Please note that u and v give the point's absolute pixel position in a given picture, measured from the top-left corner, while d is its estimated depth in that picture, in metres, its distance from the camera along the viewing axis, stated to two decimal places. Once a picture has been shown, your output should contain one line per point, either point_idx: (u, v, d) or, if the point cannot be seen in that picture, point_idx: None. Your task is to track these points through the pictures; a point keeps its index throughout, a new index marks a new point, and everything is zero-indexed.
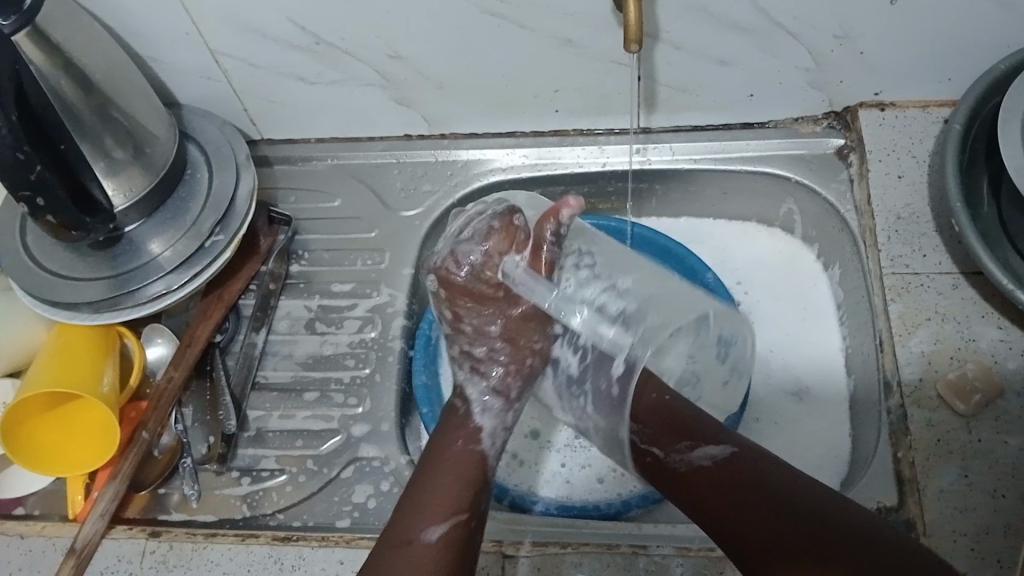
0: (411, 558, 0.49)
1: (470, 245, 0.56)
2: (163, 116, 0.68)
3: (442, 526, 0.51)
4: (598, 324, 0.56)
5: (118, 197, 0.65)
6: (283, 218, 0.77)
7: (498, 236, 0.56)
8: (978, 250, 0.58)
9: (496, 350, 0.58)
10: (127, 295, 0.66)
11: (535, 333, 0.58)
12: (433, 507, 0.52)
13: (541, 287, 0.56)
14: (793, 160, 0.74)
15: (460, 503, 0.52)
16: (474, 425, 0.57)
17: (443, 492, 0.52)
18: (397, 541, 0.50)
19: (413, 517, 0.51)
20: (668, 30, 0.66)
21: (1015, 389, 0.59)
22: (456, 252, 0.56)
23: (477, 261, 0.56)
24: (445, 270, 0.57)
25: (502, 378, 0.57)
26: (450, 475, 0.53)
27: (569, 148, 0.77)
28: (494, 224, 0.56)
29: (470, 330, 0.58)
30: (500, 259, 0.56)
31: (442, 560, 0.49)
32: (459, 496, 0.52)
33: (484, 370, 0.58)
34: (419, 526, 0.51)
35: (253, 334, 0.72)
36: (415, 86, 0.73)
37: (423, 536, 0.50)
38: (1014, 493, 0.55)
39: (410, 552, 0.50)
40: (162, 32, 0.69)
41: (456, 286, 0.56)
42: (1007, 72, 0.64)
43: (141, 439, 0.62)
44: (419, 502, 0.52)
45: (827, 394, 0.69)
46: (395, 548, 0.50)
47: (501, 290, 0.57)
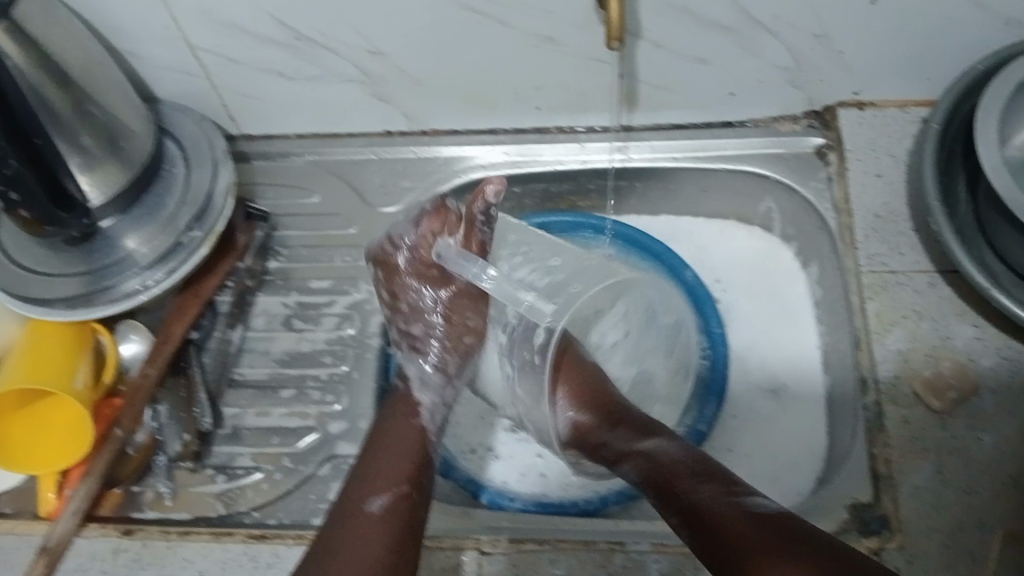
0: (360, 526, 0.51)
1: (406, 227, 0.61)
2: (140, 111, 0.67)
3: (386, 497, 0.52)
4: (516, 290, 0.58)
5: (94, 192, 0.64)
6: (260, 214, 0.76)
7: (431, 218, 0.60)
8: (954, 249, 0.59)
9: (432, 329, 0.62)
10: (101, 292, 0.66)
11: (468, 309, 0.62)
12: (380, 479, 0.53)
13: (469, 265, 0.59)
14: (773, 159, 0.74)
15: (404, 474, 0.54)
16: (416, 400, 0.60)
17: (391, 467, 0.54)
18: (346, 512, 0.52)
19: (361, 490, 0.53)
20: (647, 28, 0.66)
21: (990, 387, 0.59)
22: (394, 238, 0.62)
23: (413, 243, 0.61)
24: (383, 252, 0.62)
25: (440, 355, 0.61)
26: (397, 452, 0.55)
27: (549, 145, 0.77)
28: (428, 206, 0.60)
29: (407, 308, 0.62)
30: (432, 242, 0.60)
31: (389, 527, 0.51)
32: (403, 468, 0.54)
33: (421, 346, 0.62)
34: (366, 497, 0.53)
35: (228, 330, 0.72)
36: (395, 82, 0.73)
37: (368, 507, 0.52)
38: (987, 490, 0.55)
39: (358, 522, 0.51)
40: (139, 27, 0.68)
41: (396, 269, 0.62)
42: (984, 73, 0.64)
43: (115, 436, 0.62)
44: (366, 475, 0.54)
45: (804, 393, 0.70)
46: (342, 518, 0.52)
47: (436, 270, 0.61)
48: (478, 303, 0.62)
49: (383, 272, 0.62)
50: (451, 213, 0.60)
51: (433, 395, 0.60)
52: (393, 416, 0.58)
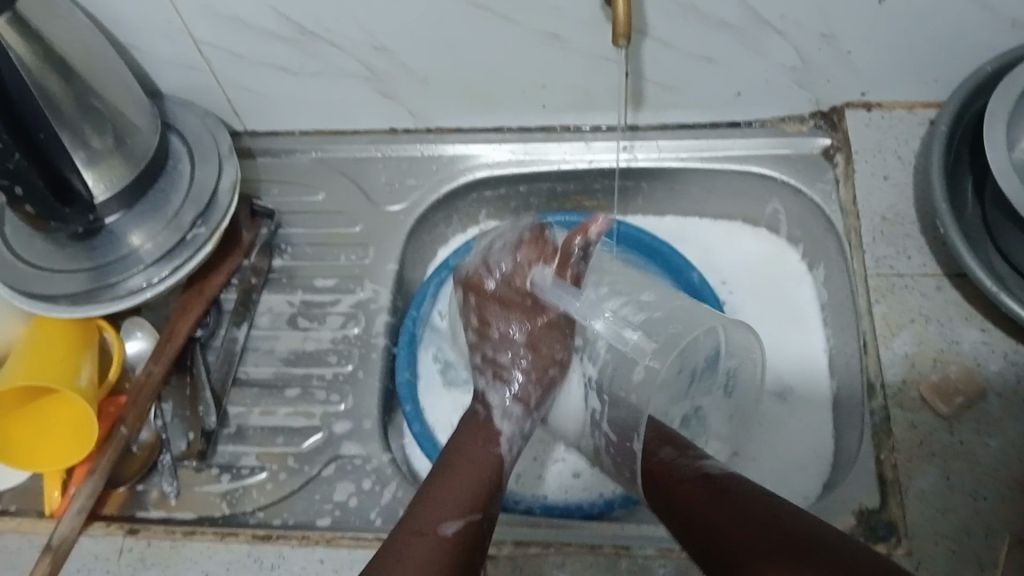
0: (428, 548, 0.48)
1: (501, 255, 0.62)
2: (144, 107, 0.67)
3: (461, 521, 0.50)
4: (622, 330, 0.59)
5: (98, 188, 0.64)
6: (266, 211, 0.76)
7: (528, 247, 0.61)
8: (961, 251, 0.58)
9: (519, 356, 0.61)
10: (104, 288, 0.65)
11: (555, 341, 0.62)
12: (454, 501, 0.51)
13: (565, 295, 0.60)
14: (779, 160, 0.74)
15: (479, 504, 0.51)
16: (496, 429, 0.58)
17: (463, 490, 0.52)
18: (416, 530, 0.49)
19: (434, 508, 0.50)
20: (653, 26, 0.66)
21: (996, 391, 0.59)
22: (489, 262, 0.63)
23: (507, 271, 0.62)
24: (475, 277, 0.63)
25: (524, 386, 0.60)
26: (469, 475, 0.53)
27: (556, 144, 0.77)
28: (525, 236, 0.62)
29: (495, 336, 0.62)
30: (528, 270, 0.61)
31: (458, 556, 0.48)
32: (478, 497, 0.52)
33: (507, 375, 0.60)
34: (440, 517, 0.50)
35: (234, 329, 0.71)
36: (400, 78, 0.73)
37: (441, 529, 0.49)
38: (994, 495, 0.55)
39: (427, 542, 0.48)
40: (144, 22, 0.68)
41: (489, 293, 0.62)
42: (993, 74, 0.64)
43: (119, 434, 0.62)
44: (441, 494, 0.51)
45: (811, 396, 0.70)
46: (413, 536, 0.49)
47: (530, 300, 0.62)
48: (564, 337, 0.62)
49: (475, 295, 0.63)
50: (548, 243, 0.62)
51: (511, 424, 0.58)
52: (463, 440, 0.56)
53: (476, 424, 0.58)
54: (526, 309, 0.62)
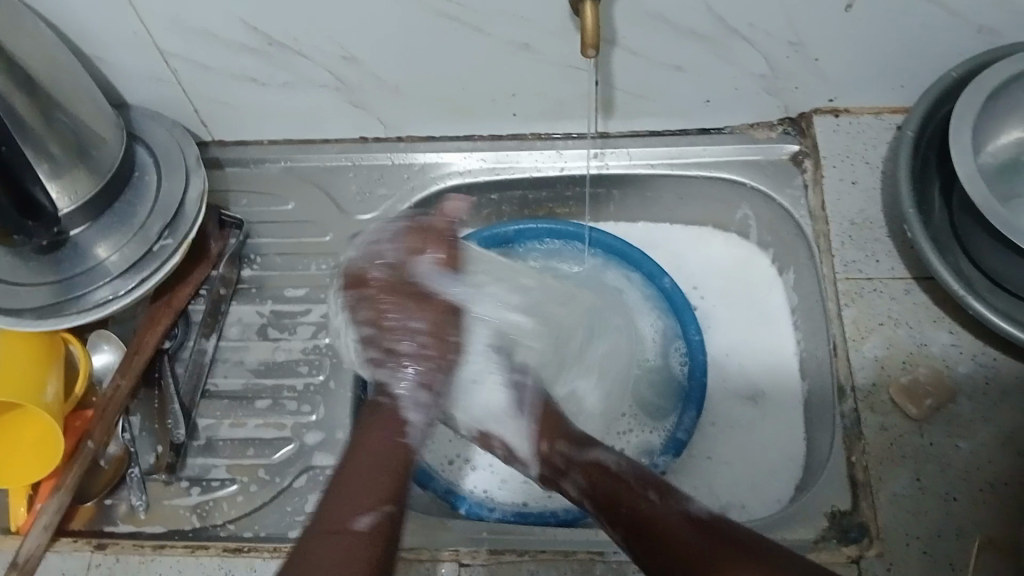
0: (341, 547, 0.47)
1: (384, 244, 0.58)
2: (110, 118, 0.66)
3: (374, 515, 0.48)
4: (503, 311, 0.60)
5: (63, 199, 0.63)
6: (234, 221, 0.75)
7: (414, 235, 0.58)
8: (930, 257, 0.59)
9: (418, 343, 0.55)
10: (70, 301, 0.65)
11: (453, 325, 0.57)
12: (360, 495, 0.49)
13: (452, 281, 0.58)
14: (749, 166, 0.74)
15: (390, 492, 0.50)
16: (404, 418, 0.53)
17: (373, 478, 0.50)
18: (327, 529, 0.48)
19: (343, 505, 0.49)
20: (623, 36, 0.66)
21: (965, 393, 0.60)
22: (373, 255, 0.58)
23: (395, 261, 0.57)
24: (359, 270, 0.57)
25: (426, 370, 0.55)
26: (378, 464, 0.51)
27: (527, 152, 0.77)
28: (408, 225, 0.59)
29: (392, 325, 0.55)
30: (413, 258, 0.58)
31: (373, 550, 0.47)
32: (387, 484, 0.50)
33: (403, 364, 0.54)
34: (351, 513, 0.48)
35: (203, 341, 0.71)
36: (371, 88, 0.72)
37: (354, 525, 0.48)
38: (964, 497, 0.55)
39: (341, 540, 0.47)
40: (109, 33, 0.67)
41: (370, 284, 0.56)
42: (957, 81, 0.65)
43: (86, 449, 0.61)
44: (349, 483, 0.50)
45: (783, 399, 0.70)
46: (324, 541, 0.47)
47: (420, 290, 0.57)
48: (460, 320, 0.57)
49: (362, 289, 0.56)
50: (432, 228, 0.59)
51: (418, 410, 0.54)
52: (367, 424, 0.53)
53: (381, 416, 0.53)
54: (414, 296, 0.56)
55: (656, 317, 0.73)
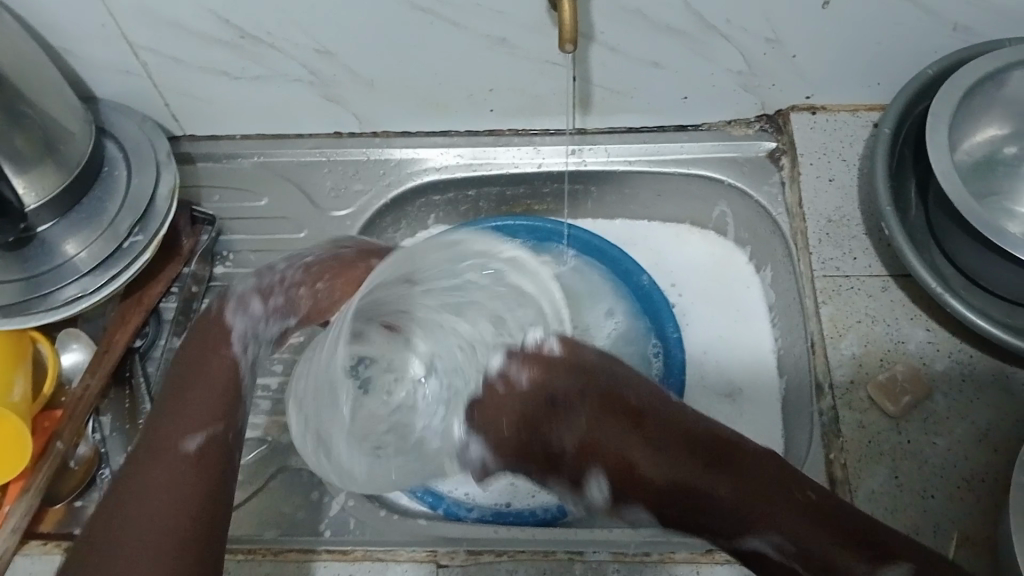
0: (171, 466, 0.50)
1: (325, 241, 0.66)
2: (78, 112, 0.65)
3: (201, 438, 0.52)
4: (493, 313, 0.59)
5: (28, 196, 0.61)
6: (207, 218, 0.74)
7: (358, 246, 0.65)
8: (905, 251, 0.59)
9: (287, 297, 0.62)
10: (39, 298, 0.63)
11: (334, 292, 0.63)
12: (190, 420, 0.52)
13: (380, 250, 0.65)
14: (726, 163, 0.74)
15: (216, 412, 0.53)
16: (227, 325, 0.59)
17: (200, 405, 0.53)
18: (156, 448, 0.51)
19: (172, 425, 0.52)
20: (601, 31, 0.65)
21: (943, 390, 0.60)
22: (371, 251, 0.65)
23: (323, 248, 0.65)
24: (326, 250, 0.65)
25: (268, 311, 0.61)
26: (208, 387, 0.55)
27: (504, 148, 0.76)
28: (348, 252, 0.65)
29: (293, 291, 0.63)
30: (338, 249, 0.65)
31: (200, 474, 0.50)
32: (217, 404, 0.54)
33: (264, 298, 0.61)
34: (179, 433, 0.52)
35: (174, 339, 0.69)
36: (345, 83, 0.71)
37: (183, 447, 0.51)
38: (942, 494, 0.55)
39: (169, 462, 0.50)
40: (76, 25, 0.66)
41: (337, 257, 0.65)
42: (934, 77, 0.65)
43: (56, 450, 0.60)
44: (178, 411, 0.53)
45: (760, 396, 0.70)
46: (156, 462, 0.50)
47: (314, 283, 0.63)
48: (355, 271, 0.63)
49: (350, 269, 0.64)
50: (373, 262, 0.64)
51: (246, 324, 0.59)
52: (184, 357, 0.57)
53: (211, 322, 0.59)
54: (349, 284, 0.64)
55: (624, 314, 0.73)
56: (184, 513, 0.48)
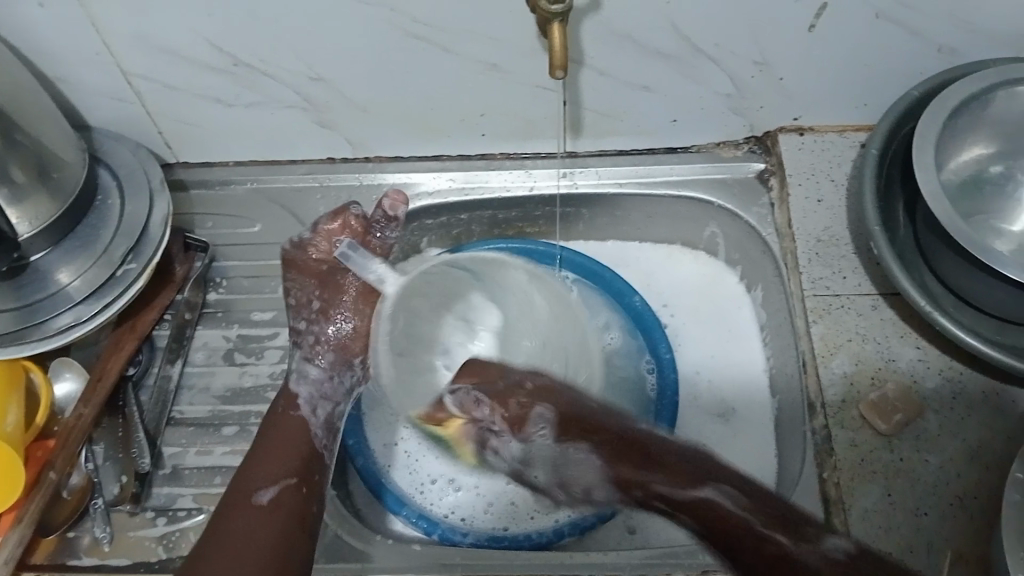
0: (251, 514, 0.54)
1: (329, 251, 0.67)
2: (72, 140, 0.65)
3: (274, 488, 0.56)
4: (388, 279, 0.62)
5: (22, 225, 0.61)
6: (200, 245, 0.74)
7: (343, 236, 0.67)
8: (893, 270, 0.59)
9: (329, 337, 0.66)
10: (33, 327, 0.63)
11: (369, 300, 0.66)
12: (263, 476, 0.57)
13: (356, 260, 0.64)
14: (716, 185, 0.75)
15: (292, 468, 0.57)
16: (293, 394, 0.63)
17: (286, 462, 0.58)
18: (236, 502, 0.55)
19: (250, 481, 0.56)
20: (591, 56, 0.66)
21: (934, 408, 0.60)
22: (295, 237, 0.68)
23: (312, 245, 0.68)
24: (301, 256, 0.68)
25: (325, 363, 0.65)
26: (285, 445, 0.59)
27: (496, 172, 0.77)
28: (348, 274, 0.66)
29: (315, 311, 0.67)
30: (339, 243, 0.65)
31: (278, 514, 0.55)
32: (291, 461, 0.58)
33: (313, 355, 0.65)
34: (255, 488, 0.56)
35: (168, 367, 0.70)
36: (338, 109, 0.72)
37: (258, 497, 0.55)
38: (934, 511, 0.55)
39: (248, 509, 0.55)
40: (71, 54, 0.66)
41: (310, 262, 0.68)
42: (920, 98, 0.66)
43: (48, 480, 0.59)
44: (254, 467, 0.57)
45: (753, 414, 0.70)
46: (234, 512, 0.54)
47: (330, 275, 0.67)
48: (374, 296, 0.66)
49: (292, 273, 0.68)
50: (351, 216, 0.67)
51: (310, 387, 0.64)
52: (271, 424, 0.61)
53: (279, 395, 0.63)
54: (320, 280, 0.68)
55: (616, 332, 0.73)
56: (269, 549, 0.52)
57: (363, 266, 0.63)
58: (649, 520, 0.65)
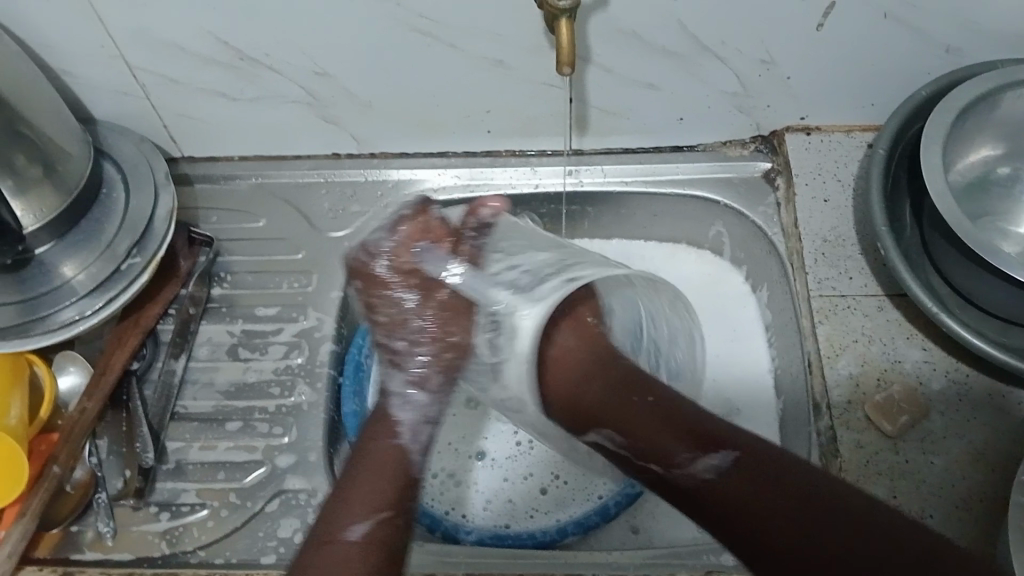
0: (336, 556, 0.48)
1: (382, 238, 0.57)
2: (76, 133, 0.65)
3: (366, 524, 0.50)
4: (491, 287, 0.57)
5: (27, 218, 0.61)
6: (205, 239, 0.74)
7: (409, 227, 0.57)
8: (900, 270, 0.59)
9: (417, 343, 0.57)
10: (36, 321, 0.63)
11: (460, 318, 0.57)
12: (354, 507, 0.51)
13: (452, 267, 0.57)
14: (722, 184, 0.74)
15: (387, 500, 0.51)
16: (394, 420, 0.55)
17: (378, 493, 0.51)
18: (322, 539, 0.49)
19: (340, 515, 0.50)
20: (597, 53, 0.66)
21: (939, 409, 0.60)
22: (368, 245, 0.57)
23: (391, 248, 0.57)
24: (360, 260, 0.57)
25: (423, 371, 0.56)
26: (378, 471, 0.52)
27: (501, 169, 0.77)
28: (408, 214, 0.58)
29: (385, 320, 0.57)
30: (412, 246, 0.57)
31: (369, 557, 0.48)
32: (385, 492, 0.51)
33: (402, 362, 0.57)
34: (345, 524, 0.50)
35: (172, 361, 0.69)
36: (343, 104, 0.72)
37: (348, 534, 0.49)
38: (939, 513, 0.55)
39: (336, 549, 0.49)
40: (76, 47, 0.66)
41: (374, 274, 0.57)
42: (927, 99, 0.66)
43: (52, 474, 0.59)
44: (345, 499, 0.51)
45: (758, 415, 0.70)
46: (319, 552, 0.49)
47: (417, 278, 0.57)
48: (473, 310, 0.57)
49: (361, 282, 0.57)
50: (432, 219, 0.58)
51: (411, 409, 0.56)
52: (365, 446, 0.54)
53: (378, 415, 0.56)
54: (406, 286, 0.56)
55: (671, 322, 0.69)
56: None
57: (487, 294, 0.57)
58: (653, 520, 0.65)
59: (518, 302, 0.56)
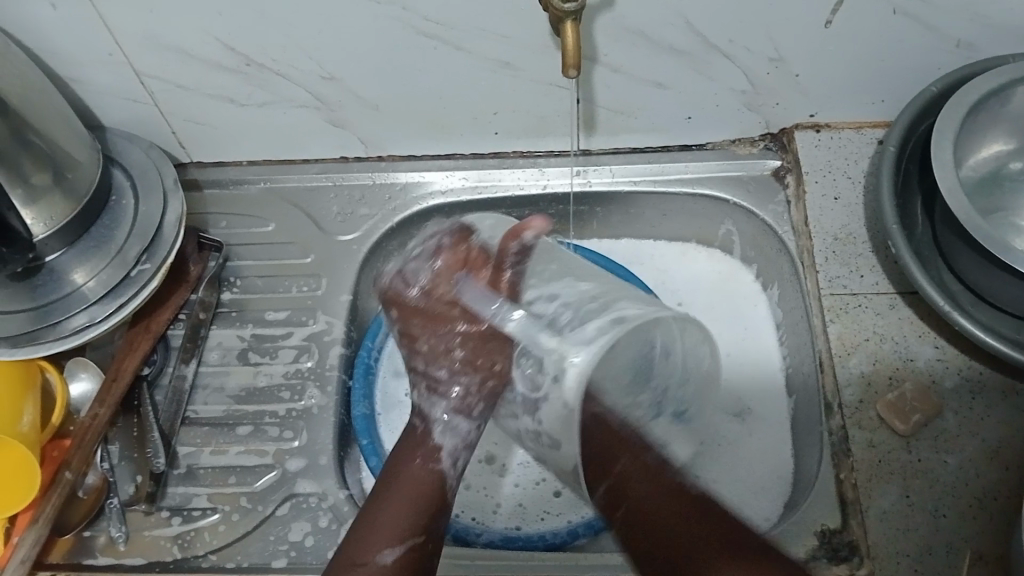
0: None
1: (420, 267, 0.61)
2: (85, 140, 0.65)
3: (398, 548, 0.52)
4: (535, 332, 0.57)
5: (37, 226, 0.62)
6: (214, 244, 0.74)
7: (449, 254, 0.61)
8: (911, 268, 0.59)
9: (456, 372, 0.59)
10: (47, 327, 0.63)
11: (496, 351, 0.58)
12: (385, 531, 0.52)
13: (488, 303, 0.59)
14: (731, 182, 0.74)
15: (419, 523, 0.53)
16: (434, 445, 0.57)
17: (411, 519, 0.53)
18: (353, 562, 0.51)
19: (369, 537, 0.52)
20: (605, 53, 0.66)
21: (952, 408, 0.59)
22: (407, 273, 0.61)
23: (428, 280, 0.61)
24: (395, 290, 0.62)
25: (463, 398, 0.59)
26: (411, 496, 0.54)
27: (509, 170, 0.77)
28: (446, 241, 0.61)
29: (427, 351, 0.60)
30: (453, 277, 0.60)
31: None
32: (419, 515, 0.53)
33: (443, 390, 0.59)
34: (375, 547, 0.52)
35: (182, 366, 0.70)
36: (350, 108, 0.72)
37: (379, 558, 0.51)
38: (953, 513, 0.55)
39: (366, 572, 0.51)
40: (84, 55, 0.66)
41: (414, 305, 0.61)
42: (938, 93, 0.65)
43: (64, 480, 0.59)
44: (375, 520, 0.53)
45: (769, 414, 0.69)
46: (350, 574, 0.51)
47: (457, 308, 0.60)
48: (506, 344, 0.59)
49: (399, 312, 0.61)
50: (471, 248, 0.61)
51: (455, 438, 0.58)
52: (401, 471, 0.56)
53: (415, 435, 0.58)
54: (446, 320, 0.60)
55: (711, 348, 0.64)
56: None
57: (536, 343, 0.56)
58: None
59: (566, 348, 0.55)
